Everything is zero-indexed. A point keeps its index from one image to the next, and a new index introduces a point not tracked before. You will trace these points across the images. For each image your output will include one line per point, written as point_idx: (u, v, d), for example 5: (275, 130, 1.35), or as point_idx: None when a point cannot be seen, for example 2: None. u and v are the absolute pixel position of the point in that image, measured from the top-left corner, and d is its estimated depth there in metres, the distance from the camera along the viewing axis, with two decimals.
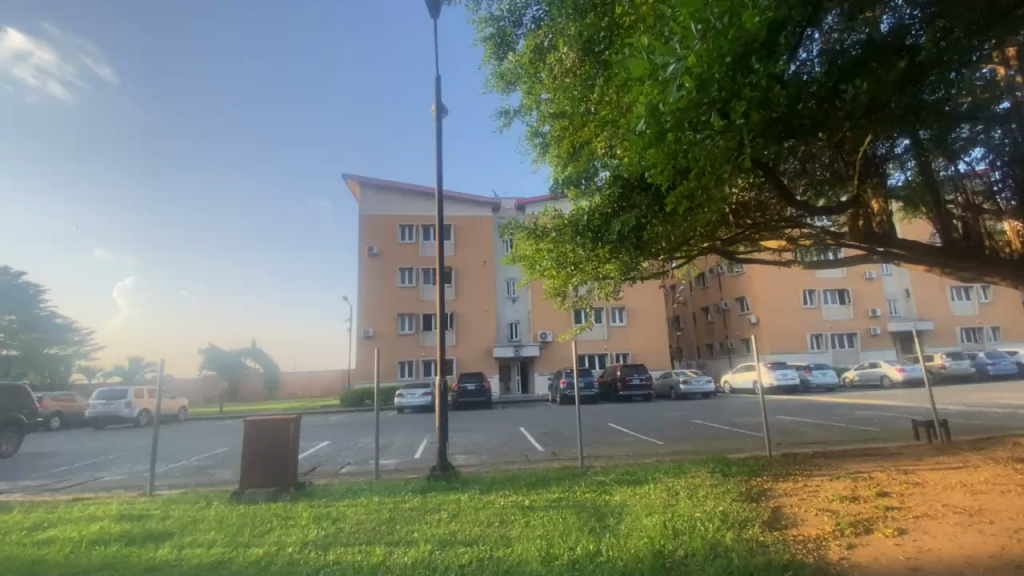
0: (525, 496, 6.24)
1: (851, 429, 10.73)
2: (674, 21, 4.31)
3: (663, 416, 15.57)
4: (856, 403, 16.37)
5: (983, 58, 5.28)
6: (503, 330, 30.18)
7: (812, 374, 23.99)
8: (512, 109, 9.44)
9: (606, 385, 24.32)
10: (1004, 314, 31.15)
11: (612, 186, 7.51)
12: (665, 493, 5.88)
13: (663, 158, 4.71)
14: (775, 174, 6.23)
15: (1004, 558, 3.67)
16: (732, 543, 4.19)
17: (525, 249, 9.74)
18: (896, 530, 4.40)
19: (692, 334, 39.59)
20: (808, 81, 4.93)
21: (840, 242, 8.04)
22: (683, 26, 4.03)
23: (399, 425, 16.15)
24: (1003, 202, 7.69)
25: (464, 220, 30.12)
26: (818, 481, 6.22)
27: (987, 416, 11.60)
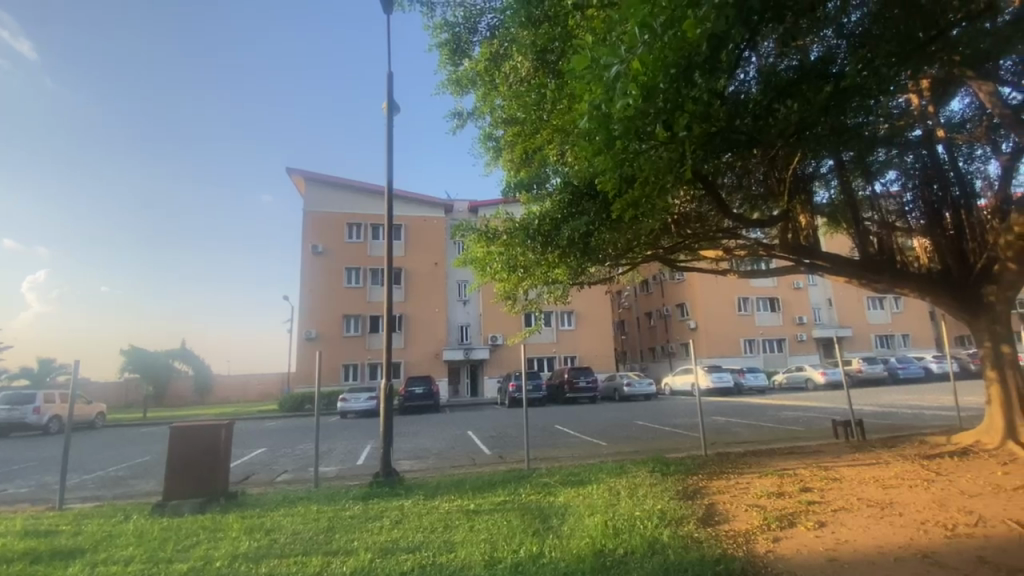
0: (470, 500, 6.17)
1: (778, 429, 11.42)
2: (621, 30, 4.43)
3: (607, 418, 15.93)
4: (784, 404, 17.44)
5: (900, 89, 5.70)
6: (453, 333, 29.85)
7: (744, 377, 25.38)
8: (465, 111, 9.37)
9: (553, 388, 24.63)
10: (912, 323, 34.22)
11: (563, 191, 7.67)
12: (608, 493, 6.03)
13: (610, 164, 4.93)
14: (714, 186, 6.56)
15: (911, 548, 4.01)
16: (669, 539, 4.34)
17: (476, 252, 9.68)
18: (816, 523, 4.71)
19: (636, 339, 40.82)
20: (746, 100, 5.19)
21: (771, 253, 8.56)
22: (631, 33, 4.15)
23: (341, 430, 15.64)
24: (913, 221, 8.50)
25: (415, 221, 29.63)
26: (748, 478, 6.56)
27: (896, 416, 12.67)
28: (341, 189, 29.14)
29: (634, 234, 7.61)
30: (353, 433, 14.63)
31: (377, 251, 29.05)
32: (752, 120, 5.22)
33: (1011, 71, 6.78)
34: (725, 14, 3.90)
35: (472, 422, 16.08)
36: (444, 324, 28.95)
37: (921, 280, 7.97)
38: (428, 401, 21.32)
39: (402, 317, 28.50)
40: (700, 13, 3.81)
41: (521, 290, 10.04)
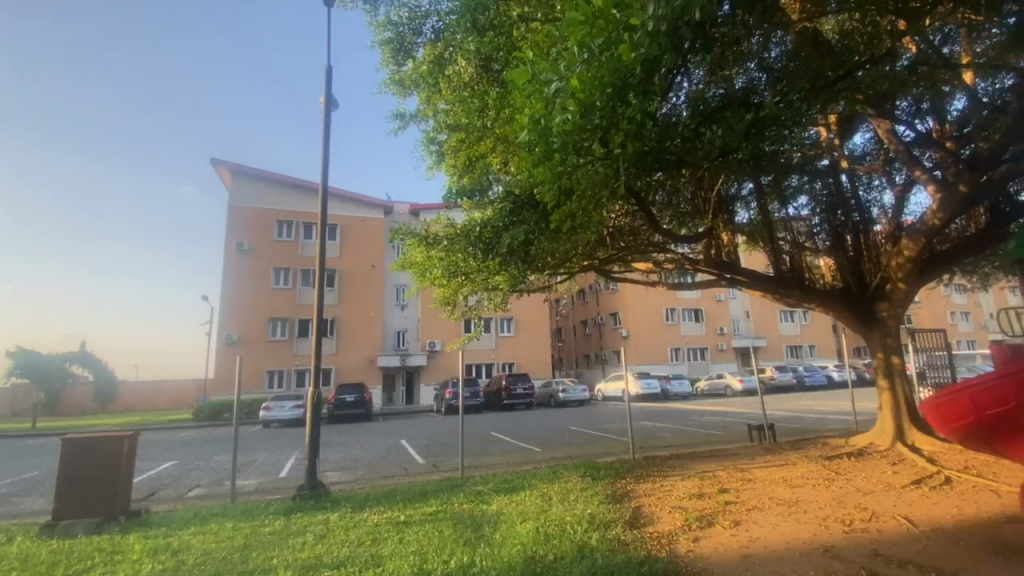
0: (400, 512, 6.00)
1: (701, 433, 12.08)
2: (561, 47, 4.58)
3: (542, 424, 16.12)
4: (706, 410, 18.51)
5: (811, 121, 6.16)
6: (390, 339, 29.09)
7: (671, 384, 26.68)
8: (408, 113, 9.23)
9: (491, 395, 24.64)
10: (818, 335, 37.47)
11: (504, 201, 7.73)
12: (540, 499, 6.09)
13: (548, 177, 5.10)
14: (645, 202, 6.86)
15: (814, 543, 4.35)
16: (596, 543, 4.44)
17: (415, 257, 9.54)
18: (732, 522, 5.01)
19: (572, 346, 41.73)
20: (676, 122, 5.47)
21: (697, 267, 9.08)
22: (570, 51, 4.29)
23: (264, 440, 14.76)
24: (820, 242, 9.32)
25: (353, 221, 28.71)
26: (672, 481, 6.87)
27: (803, 420, 13.80)
28: (273, 184, 27.72)
29: (570, 245, 7.81)
30: (277, 443, 13.84)
31: (311, 251, 27.85)
32: (681, 142, 5.50)
33: (907, 112, 7.61)
34: (659, 43, 4.10)
35: (406, 431, 15.71)
36: (380, 329, 28.19)
37: (826, 296, 8.73)
38: (360, 409, 20.59)
39: (335, 321, 27.45)
40: (635, 38, 3.98)
41: (460, 296, 10.02)
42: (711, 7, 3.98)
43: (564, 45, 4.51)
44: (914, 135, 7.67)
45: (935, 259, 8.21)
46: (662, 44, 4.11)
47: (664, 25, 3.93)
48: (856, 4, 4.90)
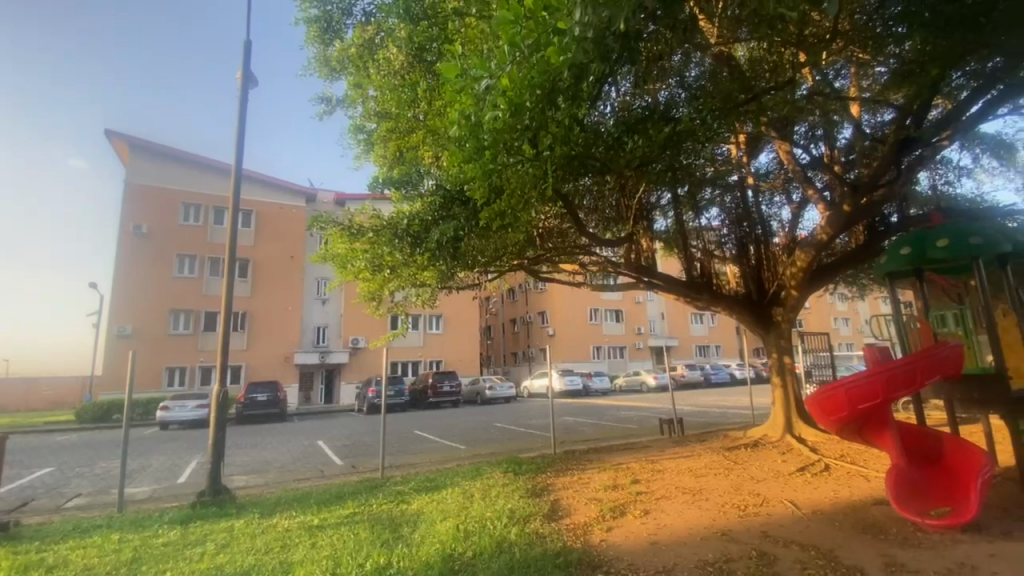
0: (313, 516, 5.71)
1: (617, 428, 12.69)
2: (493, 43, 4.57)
3: (466, 421, 16.13)
4: (623, 405, 19.47)
5: (723, 139, 6.63)
6: (308, 335, 27.57)
7: (592, 381, 27.73)
8: (335, 97, 8.81)
9: (415, 392, 24.20)
10: (723, 336, 40.67)
11: (434, 194, 7.58)
12: (461, 497, 6.08)
13: (478, 173, 5.18)
14: (572, 206, 7.05)
15: (712, 528, 4.73)
16: (516, 537, 4.52)
17: (338, 249, 9.15)
18: (642, 511, 5.31)
19: (499, 343, 42.10)
20: (603, 130, 5.70)
21: (618, 271, 9.50)
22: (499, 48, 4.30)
23: (160, 444, 13.46)
24: (727, 251, 10.10)
25: (270, 208, 26.90)
26: (589, 473, 7.14)
27: (709, 414, 14.96)
28: (179, 163, 25.31)
29: (498, 242, 7.93)
30: (176, 446, 12.68)
31: (221, 238, 25.77)
32: (605, 149, 5.71)
33: (804, 136, 8.39)
34: (587, 50, 4.18)
35: (324, 431, 15.02)
36: (297, 324, 26.70)
37: (731, 301, 9.49)
38: (272, 409, 19.34)
39: (247, 314, 25.65)
40: (563, 42, 4.00)
41: (386, 292, 9.81)
42: (635, 20, 4.14)
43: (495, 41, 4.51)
44: (809, 158, 8.51)
45: (822, 270, 9.19)
46: (588, 51, 4.20)
47: (591, 33, 4.00)
48: (764, 34, 5.33)
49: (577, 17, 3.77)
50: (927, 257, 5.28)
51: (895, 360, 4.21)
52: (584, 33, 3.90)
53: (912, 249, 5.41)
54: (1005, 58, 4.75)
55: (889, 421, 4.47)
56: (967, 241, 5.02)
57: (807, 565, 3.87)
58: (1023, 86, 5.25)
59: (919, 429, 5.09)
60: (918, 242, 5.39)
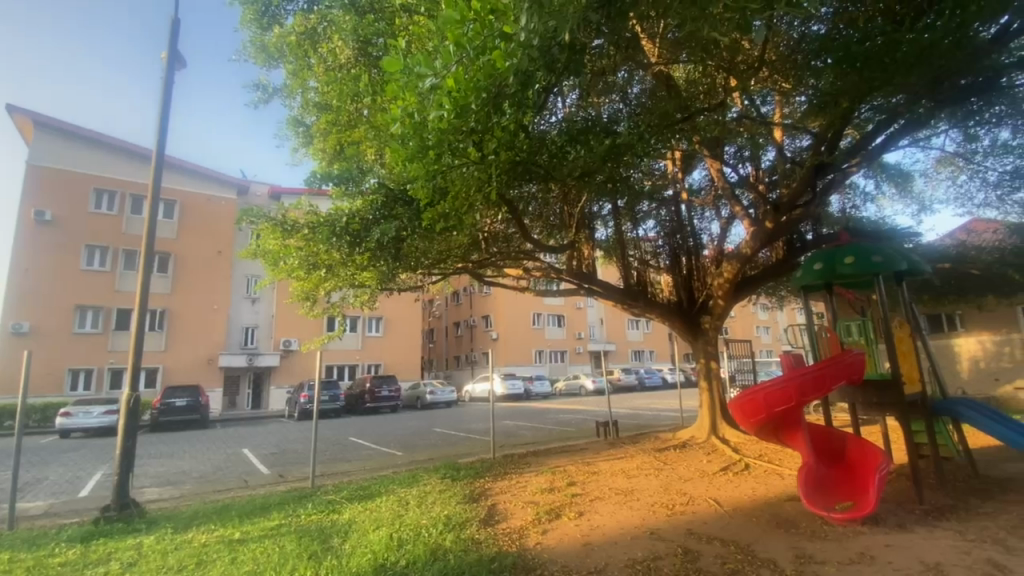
0: (233, 529, 5.36)
1: (555, 431, 12.92)
2: (438, 44, 4.52)
3: (406, 426, 15.77)
4: (561, 409, 19.81)
5: (660, 154, 6.95)
6: (235, 336, 25.96)
7: (533, 385, 27.98)
8: (272, 85, 8.39)
9: (352, 397, 23.34)
10: (658, 342, 42.44)
11: (376, 193, 7.31)
12: (396, 504, 5.93)
13: (422, 173, 5.15)
14: (517, 212, 7.14)
15: (642, 527, 4.91)
16: (450, 544, 4.46)
17: (269, 245, 8.69)
18: (577, 512, 5.43)
19: (441, 347, 41.66)
20: (548, 140, 5.85)
21: (560, 276, 9.70)
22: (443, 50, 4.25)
23: (59, 454, 12.16)
24: (662, 260, 10.58)
25: (195, 199, 25.08)
26: (527, 477, 7.22)
27: (642, 417, 15.56)
28: (91, 146, 23.06)
29: (441, 244, 7.87)
30: (79, 457, 11.49)
31: (138, 230, 23.75)
32: (549, 157, 5.87)
33: (733, 156, 8.95)
34: (531, 56, 4.22)
35: (251, 438, 14.15)
36: (223, 325, 25.04)
37: (664, 309, 9.95)
38: (191, 416, 17.95)
39: (166, 313, 23.74)
40: (509, 48, 4.03)
41: (321, 291, 9.46)
42: (579, 31, 4.25)
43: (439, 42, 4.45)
44: (737, 176, 9.08)
45: (746, 282, 9.85)
46: (531, 57, 4.23)
47: (536, 40, 4.05)
48: (699, 57, 5.67)
49: (522, 24, 3.79)
50: (836, 272, 5.79)
51: (807, 367, 4.58)
52: (529, 40, 3.93)
53: (823, 264, 5.93)
54: (905, 94, 5.29)
55: (801, 422, 4.85)
56: (871, 258, 5.57)
57: (727, 559, 4.10)
58: (920, 121, 5.88)
59: (827, 430, 5.56)
60: (829, 259, 5.91)
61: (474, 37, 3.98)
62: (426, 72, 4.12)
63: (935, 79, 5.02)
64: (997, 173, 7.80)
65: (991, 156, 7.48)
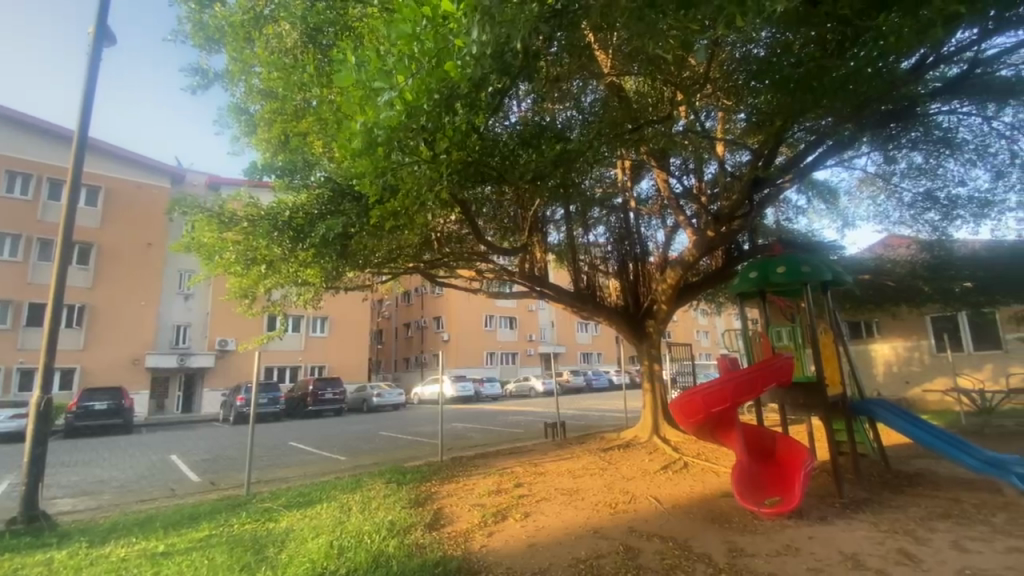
0: (156, 541, 4.99)
1: (504, 432, 12.96)
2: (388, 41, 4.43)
3: (351, 430, 15.31)
4: (511, 411, 19.89)
5: (611, 162, 7.13)
6: (164, 335, 24.21)
7: (483, 386, 27.89)
8: (212, 70, 7.93)
9: (293, 400, 22.38)
10: (605, 345, 43.45)
11: (322, 186, 7.10)
12: (338, 510, 5.74)
13: (372, 171, 5.06)
14: (469, 213, 7.12)
15: (586, 526, 5.01)
16: (393, 550, 4.36)
17: (203, 237, 8.17)
18: (523, 513, 5.46)
19: (390, 348, 40.82)
20: (502, 143, 5.90)
21: (513, 279, 9.76)
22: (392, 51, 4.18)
23: None
24: (611, 265, 10.86)
25: (123, 186, 23.26)
26: (475, 479, 7.20)
27: (589, 418, 15.90)
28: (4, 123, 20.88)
29: (390, 242, 7.72)
30: None
31: (56, 217, 21.75)
32: (500, 160, 5.95)
33: (679, 168, 9.33)
34: (483, 63, 4.19)
35: (181, 444, 13.28)
36: (152, 322, 23.36)
37: (611, 312, 10.22)
38: (113, 420, 16.60)
39: (87, 308, 21.88)
40: (461, 57, 4.00)
41: (261, 288, 9.04)
42: (531, 41, 4.25)
43: (390, 40, 4.36)
44: (682, 187, 9.47)
45: (688, 288, 10.28)
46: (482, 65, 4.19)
47: (488, 50, 4.06)
48: (649, 70, 5.88)
49: (474, 35, 3.76)
50: (769, 281, 6.17)
51: (742, 370, 4.85)
52: (481, 49, 3.91)
53: (758, 273, 6.30)
54: (834, 116, 5.70)
55: (736, 422, 5.12)
56: (800, 268, 5.96)
57: (665, 555, 4.25)
58: (846, 143, 6.35)
59: (758, 428, 5.89)
60: (763, 268, 6.28)
61: (428, 47, 3.97)
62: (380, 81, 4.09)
63: (859, 104, 5.45)
64: (912, 194, 8.57)
65: (906, 178, 8.22)
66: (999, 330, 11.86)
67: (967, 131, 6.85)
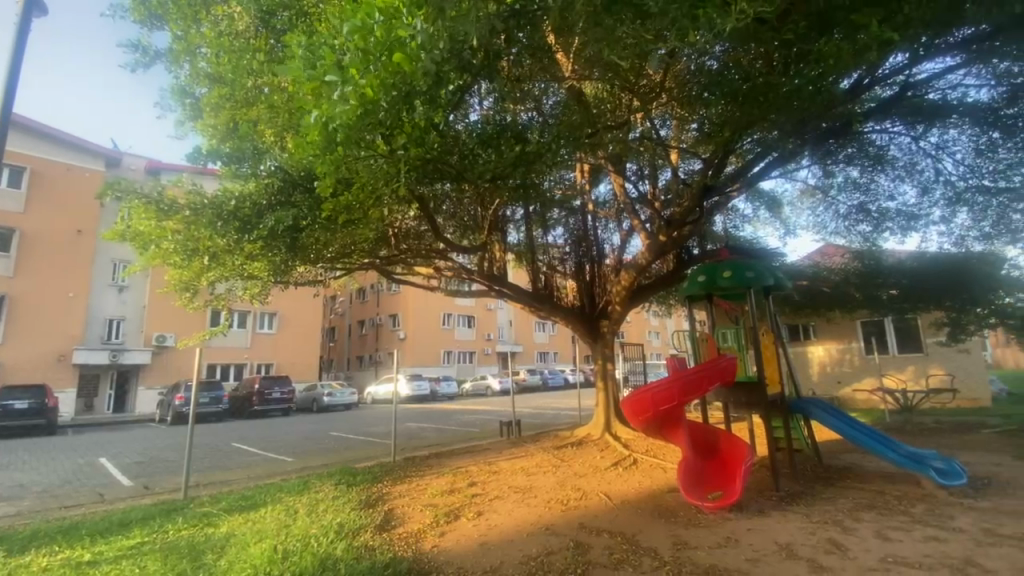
0: (82, 550, 4.64)
1: (458, 432, 12.89)
2: (340, 29, 4.27)
3: (299, 430, 14.81)
4: (466, 409, 19.83)
5: (570, 165, 7.23)
6: (96, 329, 22.65)
7: (439, 385, 27.64)
8: (155, 48, 7.45)
9: (238, 400, 21.39)
10: (562, 345, 44.00)
11: (272, 176, 6.82)
12: (283, 514, 5.52)
13: (326, 165, 4.92)
14: (428, 209, 7.02)
15: (537, 524, 5.06)
16: (341, 553, 4.25)
17: (138, 225, 7.64)
18: (475, 512, 5.46)
19: (343, 346, 39.76)
20: (462, 141, 5.90)
21: (471, 277, 9.73)
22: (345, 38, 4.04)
23: None
24: (568, 266, 11.01)
25: (51, 168, 21.43)
26: (427, 479, 7.12)
27: (543, 416, 16.07)
28: None
29: (344, 236, 7.50)
30: None
31: None
32: (460, 158, 5.94)
33: (635, 173, 9.58)
34: (437, 58, 4.10)
35: (111, 446, 12.43)
36: (80, 316, 21.72)
37: (567, 313, 10.37)
38: (35, 420, 15.32)
39: (5, 300, 20.06)
40: (414, 50, 3.88)
41: (204, 281, 8.59)
42: (489, 39, 4.28)
43: (343, 28, 4.21)
44: (637, 192, 9.72)
45: (640, 290, 10.57)
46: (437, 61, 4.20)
47: (443, 44, 4.00)
48: (608, 77, 6.01)
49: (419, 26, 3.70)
50: (716, 285, 6.45)
51: (688, 370, 5.05)
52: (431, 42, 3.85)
53: (706, 277, 6.57)
54: (779, 131, 6.00)
55: (682, 420, 5.32)
56: (745, 273, 6.27)
57: (613, 550, 4.37)
58: (790, 155, 6.71)
59: (703, 426, 6.16)
60: (711, 272, 6.56)
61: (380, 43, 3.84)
62: (330, 75, 4.00)
63: (801, 120, 5.78)
64: (846, 206, 9.17)
65: (843, 191, 8.79)
66: (920, 334, 12.89)
67: (897, 149, 7.43)
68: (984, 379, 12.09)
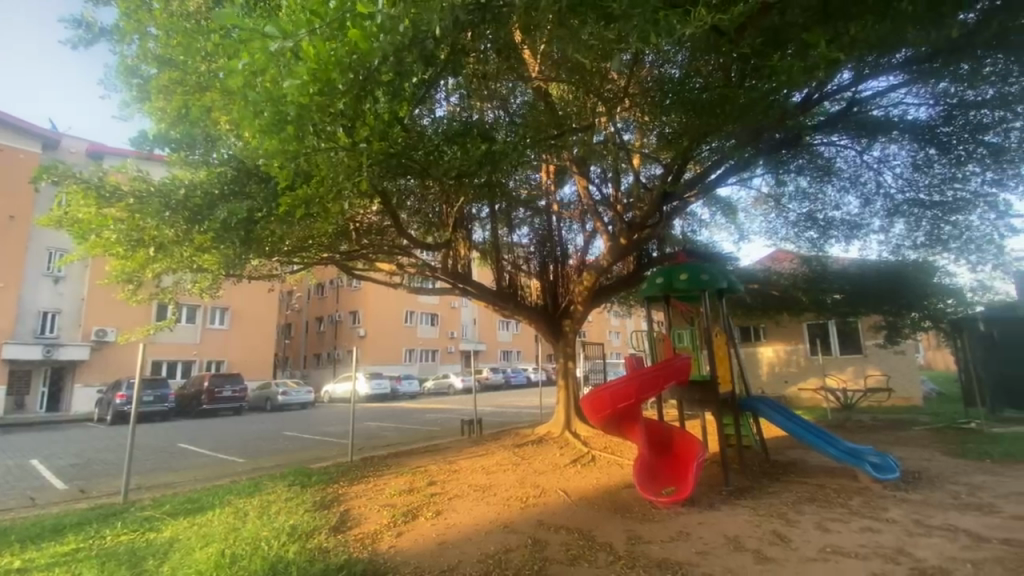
0: (10, 558, 4.33)
1: (418, 430, 12.75)
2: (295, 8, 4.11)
3: (251, 430, 14.25)
4: (427, 408, 19.62)
5: (536, 165, 7.25)
6: (28, 322, 21.04)
7: (400, 383, 27.24)
8: (99, 24, 6.99)
9: (185, 398, 20.40)
10: (525, 343, 44.19)
11: (225, 165, 6.63)
12: (233, 517, 5.31)
13: (282, 153, 4.72)
14: (390, 205, 6.87)
15: (495, 522, 5.07)
16: (294, 556, 4.13)
17: (77, 212, 7.15)
18: (434, 512, 5.42)
19: (300, 342, 38.58)
20: (425, 137, 5.82)
21: (434, 274, 9.64)
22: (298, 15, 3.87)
23: None
24: (532, 266, 11.06)
25: None
26: (385, 479, 7.00)
27: (504, 414, 16.11)
28: None
29: (302, 229, 7.25)
30: None
31: None
32: (425, 154, 5.84)
33: (598, 176, 9.73)
34: (396, 45, 4.02)
35: (41, 448, 11.59)
36: (10, 309, 20.25)
37: (530, 311, 10.42)
38: None
39: None
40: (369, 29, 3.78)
41: (149, 272, 8.13)
42: (453, 31, 4.22)
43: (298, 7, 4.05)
44: (601, 194, 9.87)
45: (602, 291, 10.75)
46: (396, 43, 4.09)
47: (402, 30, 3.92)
48: (575, 81, 6.09)
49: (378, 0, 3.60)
50: (673, 286, 6.65)
51: (644, 368, 5.20)
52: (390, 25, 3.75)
53: (664, 278, 6.76)
54: (736, 141, 6.24)
55: (638, 417, 5.47)
56: (700, 276, 6.51)
57: (570, 546, 4.44)
58: (745, 163, 6.98)
59: (658, 423, 6.37)
60: (668, 274, 6.75)
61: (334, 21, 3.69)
62: (278, 41, 3.79)
63: (756, 131, 6.02)
64: (796, 214, 9.65)
65: (793, 199, 9.23)
66: (860, 337, 13.69)
67: (843, 161, 7.84)
68: (916, 380, 12.99)
